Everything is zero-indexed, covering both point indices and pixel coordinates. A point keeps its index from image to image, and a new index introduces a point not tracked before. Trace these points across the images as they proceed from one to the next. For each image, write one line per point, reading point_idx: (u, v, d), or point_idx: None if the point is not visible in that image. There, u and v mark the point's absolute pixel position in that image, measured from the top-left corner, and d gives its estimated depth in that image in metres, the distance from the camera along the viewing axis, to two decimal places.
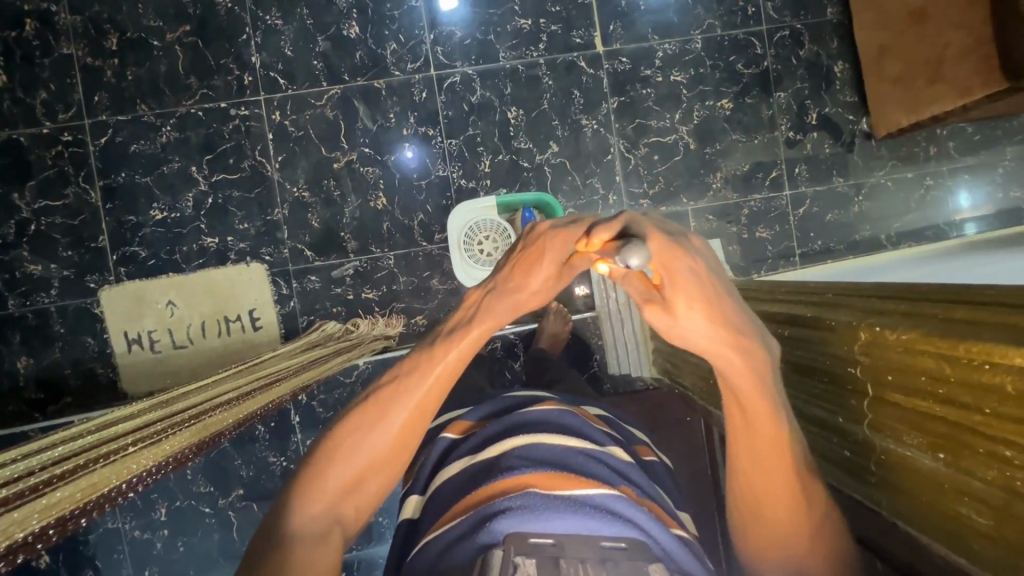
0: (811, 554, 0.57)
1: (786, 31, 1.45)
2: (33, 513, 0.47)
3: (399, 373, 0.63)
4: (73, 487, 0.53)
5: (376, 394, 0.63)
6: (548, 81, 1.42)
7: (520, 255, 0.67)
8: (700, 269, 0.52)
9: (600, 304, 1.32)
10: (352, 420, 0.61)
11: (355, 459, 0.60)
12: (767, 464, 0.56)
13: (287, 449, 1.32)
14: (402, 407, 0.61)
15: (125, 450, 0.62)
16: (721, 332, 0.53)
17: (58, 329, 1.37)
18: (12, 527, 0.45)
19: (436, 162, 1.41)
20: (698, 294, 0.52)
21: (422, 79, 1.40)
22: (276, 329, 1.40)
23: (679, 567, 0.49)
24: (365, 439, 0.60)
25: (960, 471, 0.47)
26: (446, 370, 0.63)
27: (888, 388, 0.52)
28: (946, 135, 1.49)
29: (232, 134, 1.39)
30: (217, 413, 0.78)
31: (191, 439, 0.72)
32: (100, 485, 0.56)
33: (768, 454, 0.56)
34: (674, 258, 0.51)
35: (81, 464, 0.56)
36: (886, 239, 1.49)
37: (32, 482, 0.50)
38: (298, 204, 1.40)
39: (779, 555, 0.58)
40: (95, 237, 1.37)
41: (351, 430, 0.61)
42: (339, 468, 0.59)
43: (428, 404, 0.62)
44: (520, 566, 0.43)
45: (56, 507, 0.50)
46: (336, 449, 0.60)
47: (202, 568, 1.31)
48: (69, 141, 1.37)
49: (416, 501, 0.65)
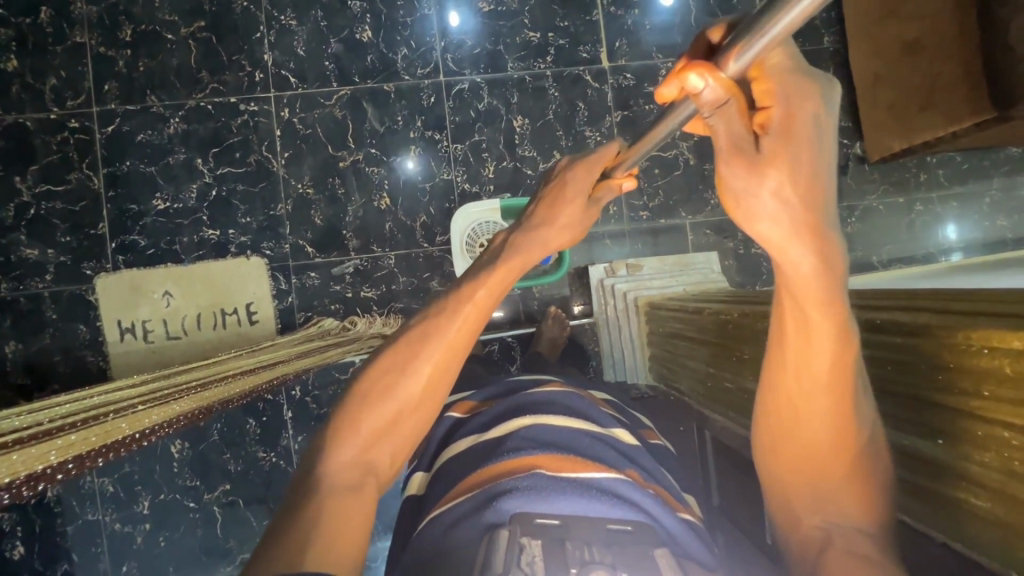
0: (839, 481, 0.51)
1: None
2: (51, 450, 0.49)
3: (429, 314, 0.61)
4: (88, 432, 0.54)
5: (410, 334, 0.61)
6: (554, 92, 1.46)
7: (548, 193, 0.70)
8: (825, 120, 0.41)
9: (597, 312, 1.35)
10: (382, 362, 0.59)
11: (392, 395, 0.57)
12: (810, 384, 0.50)
13: (277, 446, 1.30)
14: (433, 347, 0.59)
15: (133, 408, 0.63)
16: (805, 223, 0.42)
17: (50, 315, 1.35)
18: (33, 460, 0.46)
19: (440, 165, 1.43)
20: (805, 167, 0.40)
21: (431, 84, 1.43)
22: (272, 323, 1.40)
23: (682, 550, 0.49)
24: (397, 380, 0.58)
25: (959, 456, 0.48)
26: (475, 311, 0.61)
27: (889, 377, 0.54)
28: (936, 163, 1.54)
29: (239, 129, 1.40)
30: (221, 384, 0.79)
31: (199, 403, 0.73)
32: (113, 433, 0.57)
33: (817, 377, 0.49)
34: (804, 102, 0.40)
35: (91, 417, 0.58)
36: (877, 261, 1.53)
37: (45, 427, 0.51)
38: (302, 201, 1.41)
39: (811, 481, 0.52)
40: (95, 224, 1.37)
41: (382, 373, 0.58)
42: (380, 404, 0.57)
43: (457, 348, 0.60)
44: (526, 546, 0.44)
45: (71, 449, 0.51)
46: (373, 388, 0.58)
47: (183, 565, 1.28)
48: (75, 127, 1.37)
49: (422, 478, 0.64)
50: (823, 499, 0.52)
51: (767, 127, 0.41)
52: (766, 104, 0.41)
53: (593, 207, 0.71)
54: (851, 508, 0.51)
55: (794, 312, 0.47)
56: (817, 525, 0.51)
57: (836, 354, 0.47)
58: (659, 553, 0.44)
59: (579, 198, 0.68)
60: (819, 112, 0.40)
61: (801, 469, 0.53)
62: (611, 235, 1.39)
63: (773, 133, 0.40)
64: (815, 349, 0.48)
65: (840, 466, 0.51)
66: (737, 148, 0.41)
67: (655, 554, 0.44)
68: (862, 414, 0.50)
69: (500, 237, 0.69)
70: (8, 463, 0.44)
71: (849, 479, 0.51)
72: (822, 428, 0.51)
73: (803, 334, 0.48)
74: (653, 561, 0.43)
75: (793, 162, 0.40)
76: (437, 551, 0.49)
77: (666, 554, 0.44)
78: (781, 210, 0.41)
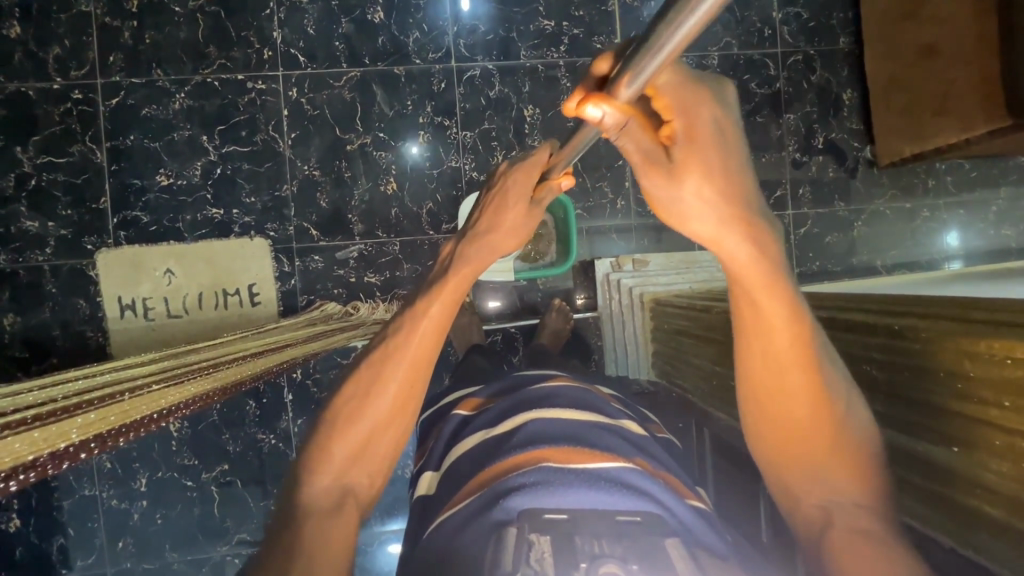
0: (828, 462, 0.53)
1: (799, 55, 1.49)
2: (73, 427, 0.50)
3: (387, 337, 0.61)
4: (108, 411, 0.55)
5: (369, 357, 0.60)
6: (566, 82, 1.44)
7: (490, 201, 0.69)
8: (724, 119, 0.47)
9: (601, 305, 1.35)
10: (349, 388, 0.59)
11: (358, 420, 0.57)
12: (774, 366, 0.53)
13: (276, 428, 1.30)
14: (395, 366, 0.59)
15: (150, 387, 0.64)
16: (725, 211, 0.48)
17: (49, 288, 1.33)
18: (57, 436, 0.48)
19: (449, 152, 1.42)
20: (714, 159, 0.47)
21: (442, 70, 1.41)
22: (274, 306, 1.39)
23: (696, 539, 0.49)
24: (364, 400, 0.57)
25: (975, 465, 0.49)
26: (432, 326, 0.60)
27: (905, 384, 0.55)
28: (944, 169, 1.54)
29: (246, 107, 1.38)
30: (234, 364, 0.80)
31: (214, 385, 0.73)
32: (130, 412, 0.59)
33: (777, 353, 0.53)
34: (698, 106, 0.46)
35: (109, 394, 0.59)
36: (881, 265, 1.53)
37: (65, 403, 0.52)
38: (307, 182, 1.39)
39: (802, 467, 0.54)
40: (97, 198, 1.35)
41: (349, 397, 0.58)
42: (347, 431, 0.56)
43: (421, 362, 0.60)
44: (534, 542, 0.43)
45: (91, 427, 0.53)
46: (341, 413, 0.57)
47: (179, 543, 1.29)
48: (78, 99, 1.34)
49: (430, 477, 0.63)
50: (817, 477, 0.53)
51: (672, 135, 0.47)
52: (668, 117, 0.47)
53: (536, 209, 0.70)
54: (845, 482, 0.52)
55: (744, 296, 0.52)
56: (819, 501, 0.52)
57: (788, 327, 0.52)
58: (671, 543, 0.43)
59: (522, 204, 0.68)
60: (716, 113, 0.47)
61: (789, 452, 0.54)
62: (617, 230, 1.37)
63: (680, 142, 0.47)
64: (771, 332, 0.52)
65: (825, 442, 0.53)
66: (650, 159, 0.48)
67: (666, 543, 0.43)
68: (829, 386, 0.53)
69: (447, 247, 0.68)
70: (30, 439, 0.45)
71: (837, 453, 0.53)
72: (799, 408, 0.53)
73: (755, 313, 0.52)
74: (664, 551, 0.42)
75: (705, 164, 0.47)
76: (448, 550, 0.48)
77: (677, 544, 0.44)
78: (706, 207, 0.48)
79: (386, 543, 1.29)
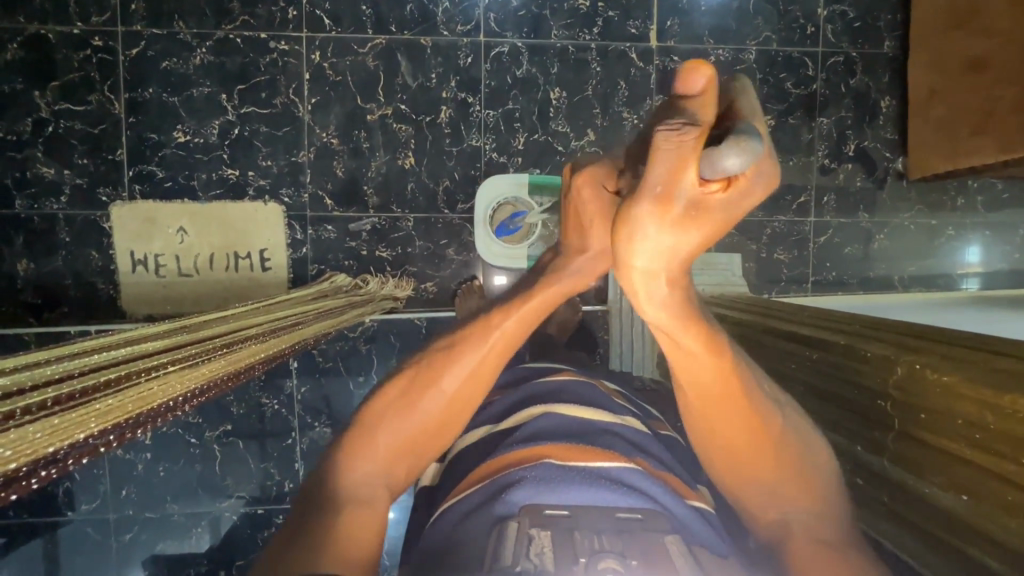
0: (772, 474, 0.51)
1: (840, 57, 1.44)
2: (90, 416, 0.52)
3: (451, 335, 0.57)
4: (126, 398, 0.57)
5: (427, 354, 0.56)
6: (596, 67, 1.40)
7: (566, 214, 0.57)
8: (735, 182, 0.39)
9: (612, 299, 1.34)
10: (405, 371, 0.56)
11: (413, 417, 0.54)
12: (713, 394, 0.49)
13: (280, 393, 1.33)
14: (450, 376, 0.55)
15: (166, 369, 0.66)
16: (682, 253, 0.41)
17: (63, 237, 1.34)
18: (74, 427, 0.49)
19: (470, 131, 1.39)
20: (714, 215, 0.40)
21: (469, 44, 1.37)
22: (284, 272, 1.39)
23: (694, 536, 0.47)
24: (418, 404, 0.54)
25: (978, 515, 0.52)
26: (501, 341, 0.55)
27: (919, 426, 0.59)
28: (976, 188, 1.50)
29: (268, 68, 1.35)
30: (247, 345, 0.81)
31: (229, 367, 0.75)
32: (149, 397, 0.60)
33: (708, 388, 0.48)
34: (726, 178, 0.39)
35: (126, 375, 0.61)
36: (899, 280, 1.50)
37: (81, 385, 0.54)
38: (325, 150, 1.37)
39: (755, 475, 0.51)
40: (114, 149, 1.34)
41: (400, 385, 0.55)
42: (396, 425, 0.54)
43: (481, 376, 0.56)
44: (534, 537, 0.43)
45: (110, 414, 0.55)
46: (392, 403, 0.55)
47: (179, 496, 1.32)
48: (99, 46, 1.32)
49: (434, 469, 0.63)
50: (770, 490, 0.51)
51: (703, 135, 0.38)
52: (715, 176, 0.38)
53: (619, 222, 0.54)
54: (797, 496, 0.51)
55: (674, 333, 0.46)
56: (776, 518, 0.51)
57: (716, 363, 0.47)
58: (670, 540, 0.42)
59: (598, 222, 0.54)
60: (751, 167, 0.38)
61: (741, 474, 0.52)
62: None
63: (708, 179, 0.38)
64: (704, 361, 0.47)
65: (767, 463, 0.50)
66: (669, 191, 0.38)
67: (666, 541, 0.42)
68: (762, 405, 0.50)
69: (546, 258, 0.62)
70: (45, 430, 0.46)
71: (784, 472, 0.51)
72: (735, 427, 0.50)
73: (681, 357, 0.47)
74: (664, 548, 0.42)
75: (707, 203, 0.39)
76: (448, 544, 0.47)
77: (676, 541, 0.43)
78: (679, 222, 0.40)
79: None
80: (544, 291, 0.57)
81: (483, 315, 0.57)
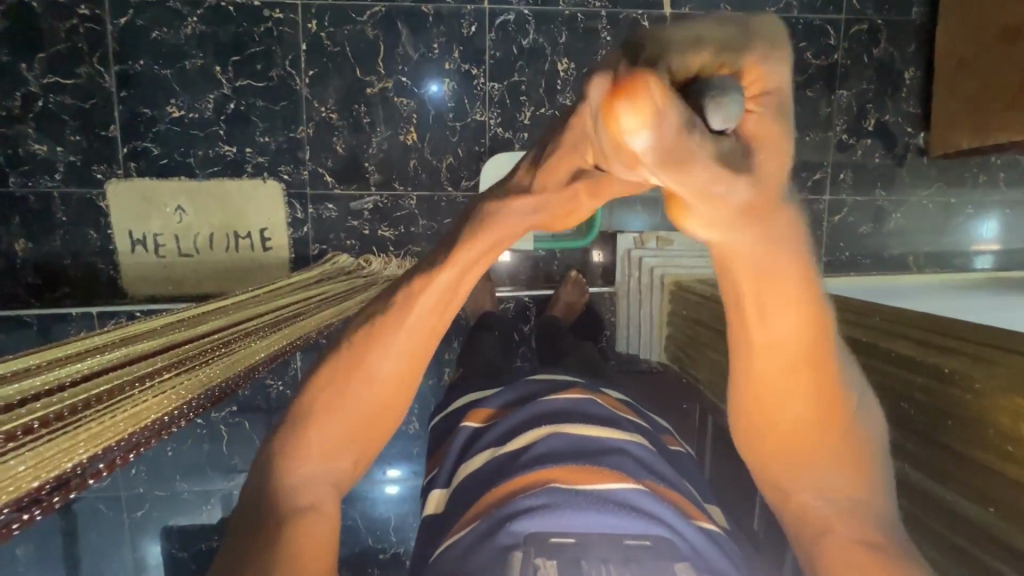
0: (829, 455, 0.43)
1: (864, 24, 1.36)
2: (77, 444, 0.51)
3: (372, 313, 0.50)
4: (118, 418, 0.57)
5: (347, 340, 0.50)
6: (606, 36, 1.33)
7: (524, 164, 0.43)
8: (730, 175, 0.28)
9: (619, 281, 1.31)
10: (325, 371, 0.49)
11: (342, 408, 0.49)
12: (784, 359, 0.38)
13: (285, 374, 1.33)
14: (381, 357, 0.48)
15: (160, 378, 0.65)
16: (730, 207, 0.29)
17: (60, 216, 1.31)
18: (59, 458, 0.49)
19: (474, 105, 1.33)
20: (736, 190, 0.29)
21: (473, 11, 1.30)
22: (285, 252, 1.37)
23: (709, 565, 0.46)
24: (350, 395, 0.49)
25: (1006, 526, 0.55)
26: (431, 322, 0.48)
27: (944, 432, 0.61)
28: (999, 164, 1.45)
29: (262, 37, 1.29)
30: (246, 343, 0.79)
31: (229, 371, 0.73)
32: (143, 415, 0.60)
33: (784, 346, 0.38)
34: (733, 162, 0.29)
35: (118, 388, 0.60)
36: (913, 260, 1.47)
37: (70, 405, 0.54)
38: (324, 126, 1.32)
39: (813, 459, 0.43)
40: (106, 125, 1.30)
41: (326, 381, 0.49)
42: (325, 419, 0.49)
43: (418, 354, 0.49)
44: (540, 568, 0.42)
45: (101, 437, 0.54)
46: (317, 400, 0.49)
47: (189, 474, 1.34)
48: (85, 15, 1.26)
49: (440, 497, 0.62)
50: (818, 477, 0.43)
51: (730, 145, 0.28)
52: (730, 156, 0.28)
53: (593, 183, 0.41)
54: (848, 481, 0.43)
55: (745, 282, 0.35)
56: (812, 503, 0.44)
57: (804, 322, 0.37)
58: (679, 570, 0.42)
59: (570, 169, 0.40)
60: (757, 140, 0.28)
61: (782, 450, 0.43)
62: (643, 202, 1.31)
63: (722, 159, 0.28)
64: (776, 319, 0.37)
65: (826, 446, 0.42)
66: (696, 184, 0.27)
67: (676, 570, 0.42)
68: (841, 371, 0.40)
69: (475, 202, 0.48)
70: (29, 463, 0.46)
71: (836, 456, 0.43)
72: (799, 397, 0.40)
73: (758, 307, 0.36)
74: None
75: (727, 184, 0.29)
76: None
77: (687, 571, 0.42)
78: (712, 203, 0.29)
79: (382, 489, 1.34)
80: (472, 244, 0.46)
81: (407, 278, 0.49)
